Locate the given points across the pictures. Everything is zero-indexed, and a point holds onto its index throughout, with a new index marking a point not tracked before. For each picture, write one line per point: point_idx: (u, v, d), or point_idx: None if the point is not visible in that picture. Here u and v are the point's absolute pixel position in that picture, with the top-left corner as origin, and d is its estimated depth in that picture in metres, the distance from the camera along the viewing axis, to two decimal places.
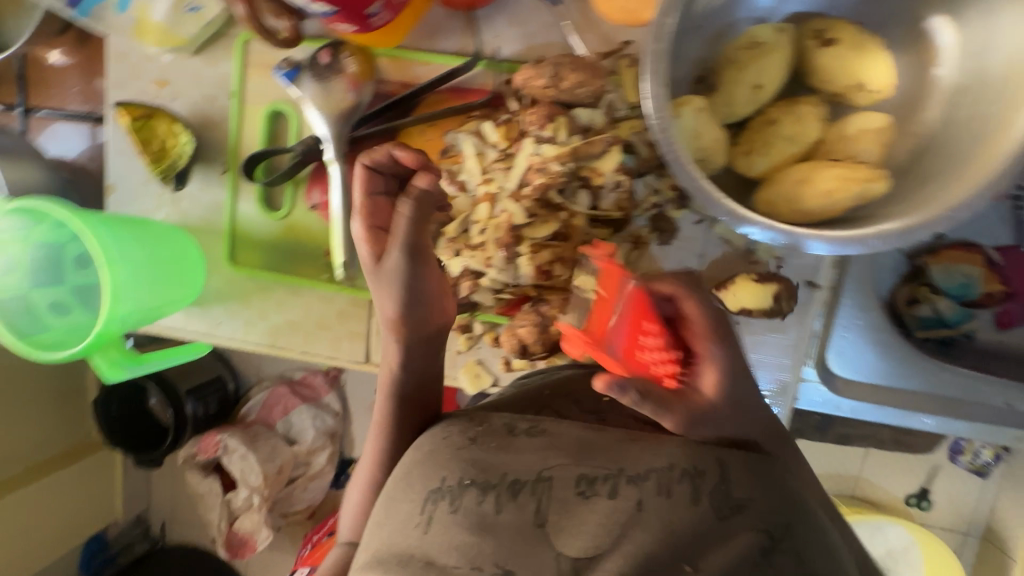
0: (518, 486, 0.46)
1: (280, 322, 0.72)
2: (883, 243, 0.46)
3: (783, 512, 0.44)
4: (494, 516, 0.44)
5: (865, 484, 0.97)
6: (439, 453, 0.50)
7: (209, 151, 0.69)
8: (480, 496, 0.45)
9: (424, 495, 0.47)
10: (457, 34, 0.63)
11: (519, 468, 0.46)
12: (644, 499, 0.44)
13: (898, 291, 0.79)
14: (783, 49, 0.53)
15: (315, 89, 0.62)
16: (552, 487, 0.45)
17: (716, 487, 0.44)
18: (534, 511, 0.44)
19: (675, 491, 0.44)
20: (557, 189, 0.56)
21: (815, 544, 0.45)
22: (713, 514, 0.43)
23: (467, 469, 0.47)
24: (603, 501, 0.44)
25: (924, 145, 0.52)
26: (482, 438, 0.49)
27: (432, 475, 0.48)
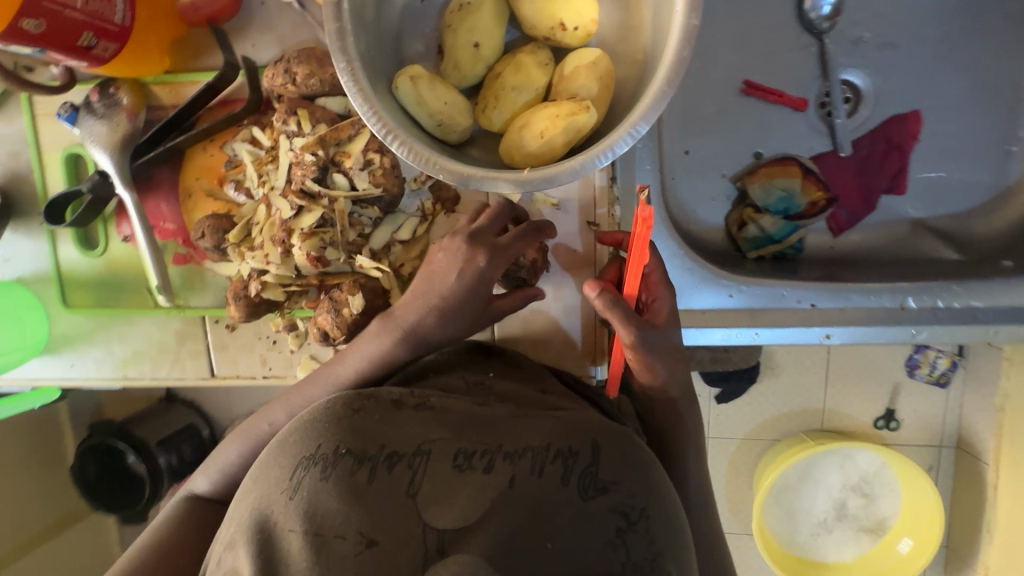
0: (394, 459, 0.47)
1: (127, 353, 0.75)
2: (585, 169, 0.48)
3: (643, 496, 0.48)
4: (367, 485, 0.46)
5: (831, 414, 0.94)
6: (320, 422, 0.50)
7: (26, 203, 0.72)
8: (355, 466, 0.47)
9: (296, 462, 0.48)
10: (217, 50, 0.65)
11: (399, 442, 0.48)
12: (517, 476, 0.47)
13: (730, 216, 0.81)
14: (489, 5, 0.55)
15: (95, 128, 0.65)
16: (428, 461, 0.47)
17: (585, 469, 0.48)
18: (407, 482, 0.46)
19: (545, 470, 0.47)
20: (313, 178, 0.58)
21: (665, 525, 0.48)
22: (578, 494, 0.47)
23: (344, 438, 0.48)
24: (477, 475, 0.47)
25: (639, 70, 0.54)
26: (367, 412, 0.51)
27: (309, 442, 0.49)
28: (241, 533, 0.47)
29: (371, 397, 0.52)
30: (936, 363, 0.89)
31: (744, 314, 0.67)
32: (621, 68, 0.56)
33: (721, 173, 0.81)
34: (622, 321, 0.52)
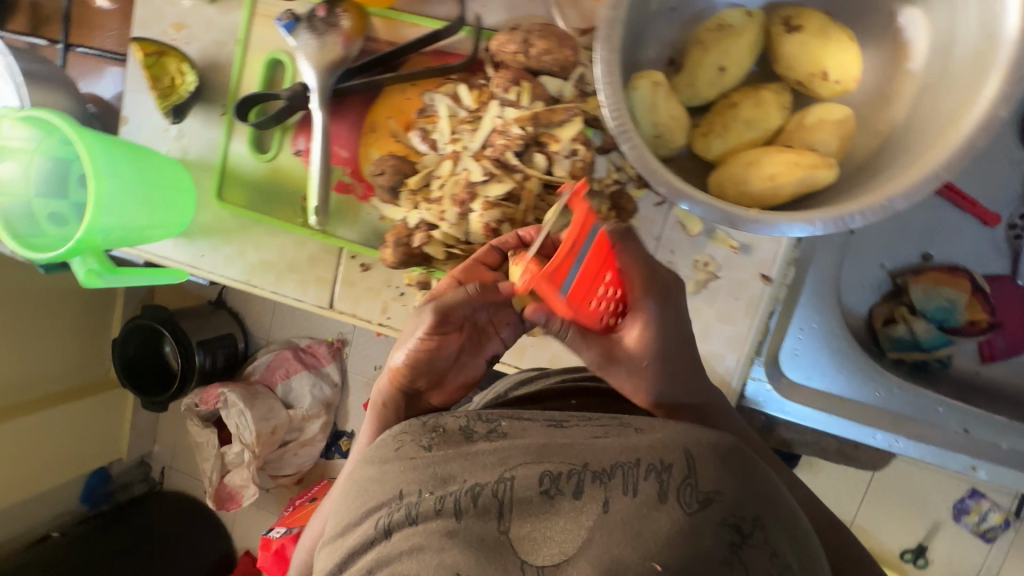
0: (475, 491, 0.41)
1: (255, 261, 0.76)
2: (820, 228, 0.46)
3: (770, 505, 0.37)
4: (450, 527, 0.40)
5: (860, 529, 1.02)
6: (396, 461, 0.46)
7: (213, 93, 0.75)
8: (437, 507, 0.41)
9: (377, 508, 0.44)
10: (447, 0, 0.66)
11: (479, 476, 0.42)
12: (611, 499, 0.37)
13: (876, 309, 0.76)
14: (751, 33, 0.53)
15: (311, 43, 0.64)
16: (511, 493, 0.40)
17: (686, 483, 0.36)
18: (496, 516, 0.40)
19: (640, 489, 0.37)
20: (515, 152, 0.57)
21: (808, 539, 0.38)
22: (684, 513, 0.35)
23: (425, 481, 0.43)
24: (566, 504, 0.38)
25: (884, 143, 0.52)
26: (444, 444, 0.46)
27: (391, 489, 0.44)
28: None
29: (446, 429, 0.47)
30: (986, 516, 0.96)
31: (887, 419, 0.63)
32: (863, 135, 0.54)
33: (883, 263, 0.76)
34: (578, 344, 0.49)
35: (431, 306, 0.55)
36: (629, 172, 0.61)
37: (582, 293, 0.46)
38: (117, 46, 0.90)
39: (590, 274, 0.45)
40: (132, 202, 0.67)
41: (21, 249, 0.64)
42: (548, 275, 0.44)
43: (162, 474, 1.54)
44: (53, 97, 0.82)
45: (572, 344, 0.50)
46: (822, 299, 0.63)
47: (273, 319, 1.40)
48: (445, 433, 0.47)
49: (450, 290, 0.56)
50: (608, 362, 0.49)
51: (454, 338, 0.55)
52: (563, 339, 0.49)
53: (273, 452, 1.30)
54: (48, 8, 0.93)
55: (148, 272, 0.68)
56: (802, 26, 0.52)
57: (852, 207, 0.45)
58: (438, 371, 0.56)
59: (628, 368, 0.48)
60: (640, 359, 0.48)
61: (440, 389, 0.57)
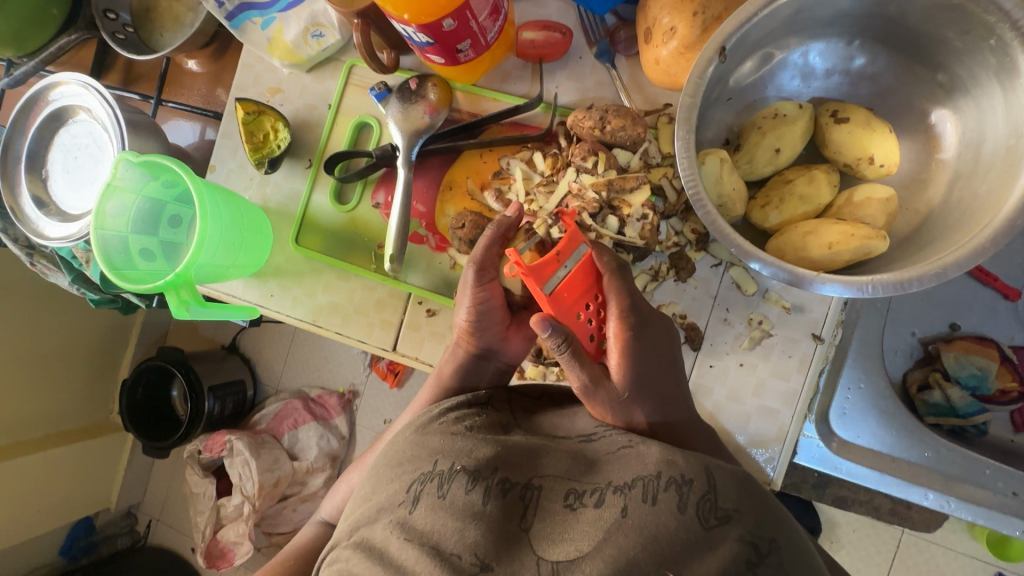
0: (507, 485, 0.45)
1: (324, 303, 0.80)
2: (882, 291, 0.51)
3: (769, 527, 0.42)
4: (480, 505, 0.43)
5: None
6: (435, 437, 0.50)
7: (300, 148, 0.82)
8: (468, 485, 0.45)
9: (414, 477, 0.47)
10: (525, 81, 0.75)
11: (512, 470, 0.46)
12: (630, 506, 0.42)
13: (911, 374, 0.80)
14: (803, 121, 0.60)
15: (398, 110, 0.73)
16: (540, 497, 0.45)
17: (703, 498, 0.42)
18: (520, 513, 0.43)
19: (659, 498, 0.42)
20: (590, 212, 0.65)
21: (800, 563, 0.42)
22: (698, 523, 0.41)
23: (458, 456, 0.47)
24: (589, 512, 0.42)
25: (924, 220, 0.58)
26: (480, 432, 0.50)
27: (427, 459, 0.48)
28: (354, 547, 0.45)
29: (482, 424, 0.52)
30: None
31: (937, 480, 0.68)
32: (903, 213, 0.61)
33: (914, 331, 0.81)
34: (573, 364, 0.53)
35: (482, 270, 0.62)
36: (688, 236, 0.67)
37: (569, 299, 0.57)
38: (202, 102, 0.97)
39: (577, 281, 0.57)
40: (223, 241, 0.72)
41: (118, 281, 0.68)
42: (534, 269, 0.55)
43: (147, 528, 1.43)
44: (148, 145, 0.85)
45: (568, 363, 0.53)
46: (868, 360, 0.70)
47: (284, 367, 1.39)
48: (484, 427, 0.52)
49: (490, 257, 0.62)
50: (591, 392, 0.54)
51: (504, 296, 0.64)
52: (560, 354, 0.53)
53: (271, 507, 1.25)
54: (142, 64, 1.00)
55: (228, 308, 0.72)
56: (848, 117, 0.60)
57: (913, 273, 0.51)
58: (499, 334, 0.65)
59: (609, 400, 0.53)
60: (622, 393, 0.54)
61: (501, 354, 0.66)
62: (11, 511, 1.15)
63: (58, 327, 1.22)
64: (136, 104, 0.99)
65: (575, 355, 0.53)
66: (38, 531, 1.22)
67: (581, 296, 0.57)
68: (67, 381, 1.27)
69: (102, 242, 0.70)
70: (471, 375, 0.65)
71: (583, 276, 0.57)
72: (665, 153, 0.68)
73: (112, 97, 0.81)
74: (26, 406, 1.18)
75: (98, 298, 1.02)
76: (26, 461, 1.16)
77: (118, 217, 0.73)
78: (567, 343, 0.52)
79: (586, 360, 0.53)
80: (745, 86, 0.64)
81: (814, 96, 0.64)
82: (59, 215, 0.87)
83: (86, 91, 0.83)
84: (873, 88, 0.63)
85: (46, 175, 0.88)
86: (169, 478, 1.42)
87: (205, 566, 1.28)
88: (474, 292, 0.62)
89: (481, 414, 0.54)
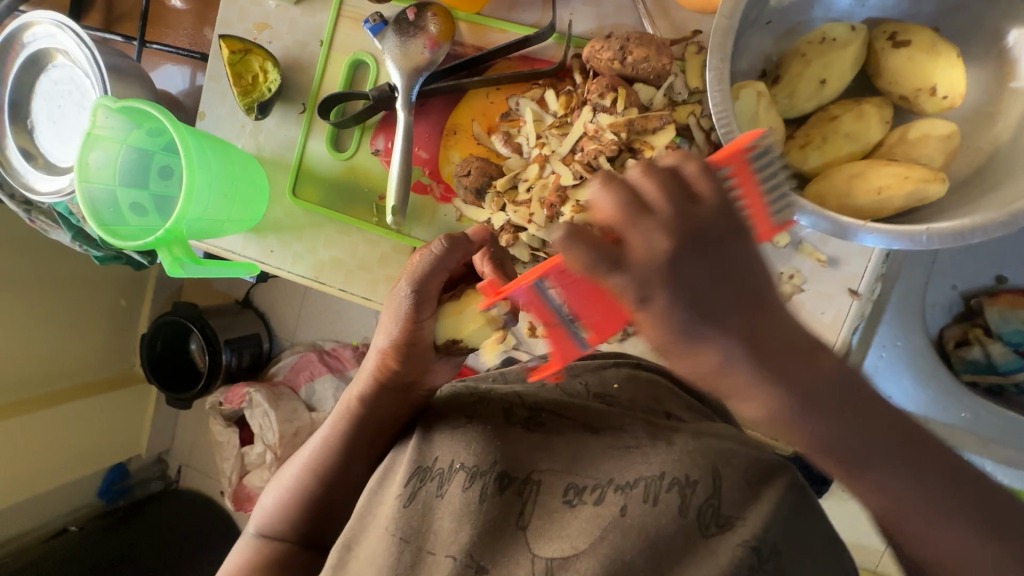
0: (506, 481, 0.43)
1: (326, 258, 0.76)
2: (938, 242, 0.45)
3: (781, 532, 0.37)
4: (477, 504, 0.42)
5: (890, 560, 1.00)
6: (433, 430, 0.48)
7: (293, 91, 0.76)
8: (467, 482, 0.43)
9: (413, 473, 0.45)
10: (536, 8, 0.67)
11: (512, 463, 0.44)
12: (629, 506, 0.40)
13: (948, 330, 0.74)
14: (855, 46, 0.53)
15: (395, 44, 0.66)
16: (539, 491, 0.42)
17: (705, 502, 0.39)
18: (518, 510, 0.41)
19: (660, 500, 0.40)
20: (607, 156, 0.58)
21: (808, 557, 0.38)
22: (696, 529, 0.38)
23: (458, 451, 0.45)
24: (588, 510, 0.40)
25: (988, 160, 0.52)
26: (482, 418, 0.48)
27: (424, 454, 0.46)
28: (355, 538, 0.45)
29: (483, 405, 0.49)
30: None
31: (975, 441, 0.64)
32: (964, 151, 0.54)
33: (955, 284, 0.74)
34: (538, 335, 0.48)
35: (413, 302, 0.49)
36: None
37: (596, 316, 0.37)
38: (188, 43, 0.90)
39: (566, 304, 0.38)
40: (215, 194, 0.68)
41: (109, 239, 0.65)
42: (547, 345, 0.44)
43: (178, 472, 1.50)
44: (132, 92, 0.79)
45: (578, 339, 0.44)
46: (907, 316, 0.66)
47: (299, 319, 1.38)
48: (487, 410, 0.48)
49: (432, 284, 0.49)
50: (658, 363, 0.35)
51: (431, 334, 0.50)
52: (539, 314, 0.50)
53: None
54: (122, 4, 0.93)
55: (225, 265, 0.69)
56: (908, 40, 0.52)
57: (975, 222, 0.45)
58: (422, 368, 0.51)
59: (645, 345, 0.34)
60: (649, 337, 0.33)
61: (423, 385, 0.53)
62: (53, 457, 1.19)
63: (75, 282, 1.21)
64: (120, 48, 0.93)
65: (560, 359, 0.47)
66: (72, 478, 1.26)
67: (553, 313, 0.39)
68: (86, 336, 1.26)
69: (90, 197, 0.67)
70: (393, 409, 0.53)
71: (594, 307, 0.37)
72: (692, 88, 0.60)
73: (89, 37, 0.75)
74: (51, 358, 1.19)
75: (102, 255, 0.99)
76: (58, 410, 1.18)
77: (103, 169, 0.69)
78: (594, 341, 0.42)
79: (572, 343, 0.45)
80: (788, 7, 0.56)
81: (869, 16, 0.56)
82: (48, 169, 0.83)
83: (60, 31, 0.76)
84: (939, 5, 0.54)
85: (31, 126, 0.84)
86: (196, 427, 1.46)
87: (235, 508, 1.32)
88: (409, 325, 0.49)
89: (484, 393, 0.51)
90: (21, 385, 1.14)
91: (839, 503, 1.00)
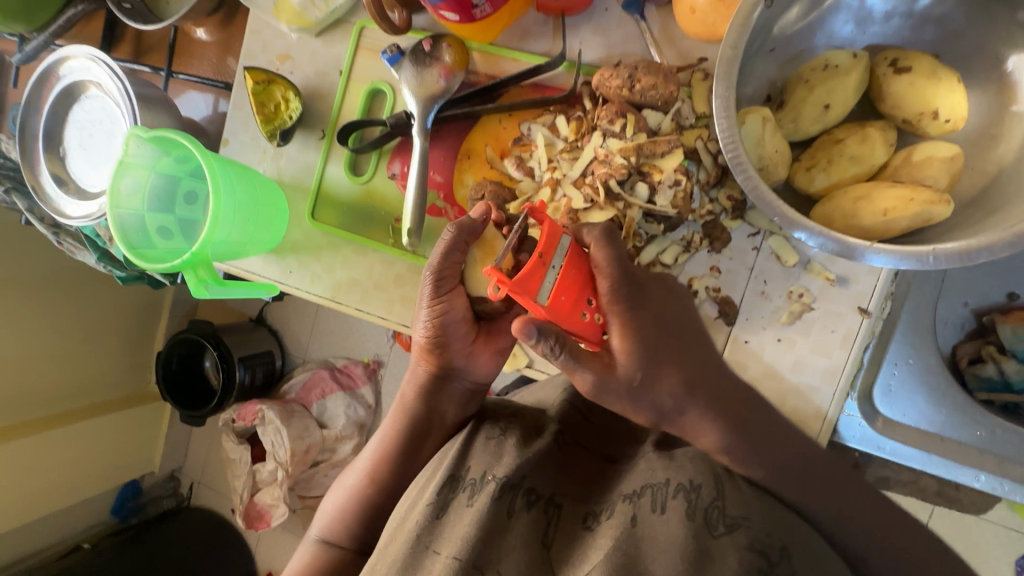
0: (532, 496, 0.50)
1: (343, 279, 0.78)
2: (944, 262, 0.46)
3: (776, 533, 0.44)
4: (507, 517, 0.48)
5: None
6: (468, 446, 0.55)
7: (313, 118, 0.79)
8: (498, 492, 0.49)
9: (448, 482, 0.52)
10: (546, 37, 0.69)
11: (539, 482, 0.51)
12: (639, 515, 0.46)
13: (962, 347, 0.74)
14: (858, 72, 0.54)
15: (412, 73, 0.69)
16: (560, 514, 0.49)
17: (710, 505, 0.46)
18: (543, 529, 0.48)
19: (668, 506, 0.46)
20: (617, 179, 0.60)
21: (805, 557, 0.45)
22: (706, 530, 0.44)
23: (492, 466, 0.52)
24: (602, 524, 0.47)
25: (991, 182, 0.53)
26: (512, 439, 0.56)
27: (458, 466, 0.53)
28: (394, 547, 0.49)
29: (513, 430, 0.58)
30: None
31: (992, 461, 0.64)
32: (970, 173, 0.55)
33: (966, 301, 0.75)
34: (573, 367, 0.48)
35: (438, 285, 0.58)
36: (724, 203, 0.62)
37: (570, 300, 0.50)
38: (212, 73, 0.94)
39: (570, 281, 0.50)
40: (238, 218, 0.70)
41: (137, 261, 0.67)
42: (521, 282, 0.47)
43: (190, 490, 1.50)
44: (160, 120, 0.83)
45: (566, 365, 0.48)
46: (918, 333, 0.66)
47: (311, 337, 1.40)
48: (516, 435, 0.57)
49: (449, 264, 0.58)
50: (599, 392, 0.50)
51: (467, 308, 0.61)
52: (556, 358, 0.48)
53: (303, 472, 1.28)
54: (151, 35, 0.97)
55: (246, 285, 0.71)
56: (909, 66, 0.53)
57: (981, 242, 0.46)
58: (465, 347, 0.62)
59: (623, 390, 0.49)
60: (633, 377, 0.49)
61: (468, 372, 0.63)
62: (69, 474, 1.21)
63: (96, 301, 1.25)
64: (147, 77, 0.97)
65: (574, 358, 0.48)
66: (87, 495, 1.27)
67: (580, 295, 0.51)
68: (106, 354, 1.29)
69: (120, 222, 0.70)
70: (439, 399, 0.64)
71: (574, 273, 0.51)
72: (699, 113, 0.62)
73: (121, 70, 0.79)
74: (70, 375, 1.22)
75: (124, 276, 1.02)
76: (76, 427, 1.20)
77: (133, 194, 0.72)
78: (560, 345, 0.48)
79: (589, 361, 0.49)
80: (791, 36, 0.58)
81: (870, 43, 0.58)
82: (78, 193, 0.87)
83: (94, 64, 0.80)
84: (939, 32, 0.56)
85: (63, 153, 0.88)
86: (209, 444, 1.47)
87: (245, 526, 1.32)
88: (438, 306, 0.60)
89: (512, 421, 0.59)
90: (39, 402, 1.17)
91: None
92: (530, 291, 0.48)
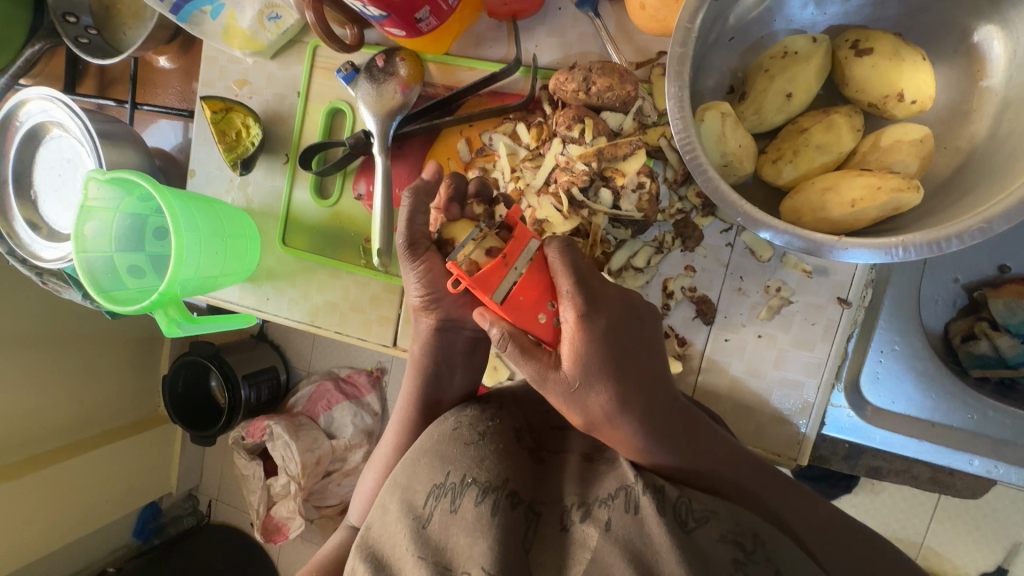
0: (515, 499, 0.49)
1: (320, 302, 0.78)
2: (915, 253, 0.44)
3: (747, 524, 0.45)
4: (489, 516, 0.47)
5: (929, 552, 0.97)
6: (448, 445, 0.53)
7: (276, 142, 0.77)
8: (479, 497, 0.48)
9: (427, 488, 0.50)
10: (501, 42, 0.68)
11: (521, 486, 0.50)
12: (612, 519, 0.46)
13: (954, 324, 0.71)
14: (819, 58, 0.52)
15: (368, 90, 0.67)
16: (539, 521, 0.48)
17: (678, 501, 0.46)
18: (523, 535, 0.47)
19: (640, 506, 0.46)
20: (580, 187, 0.59)
21: (789, 557, 0.44)
22: (679, 526, 0.44)
23: (470, 467, 0.50)
24: (576, 528, 0.47)
25: (966, 161, 0.51)
26: (494, 437, 0.53)
27: (438, 470, 0.51)
28: (371, 544, 0.51)
29: (498, 423, 0.55)
30: None
31: (983, 444, 0.63)
32: (942, 153, 0.53)
33: (956, 276, 0.71)
34: (517, 359, 0.48)
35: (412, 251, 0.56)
36: (693, 201, 0.61)
37: (529, 302, 0.49)
38: (178, 101, 0.92)
39: (532, 282, 0.49)
40: (205, 252, 0.70)
41: (107, 305, 0.67)
42: (480, 279, 0.48)
43: (209, 506, 1.51)
44: (126, 154, 0.81)
45: (514, 358, 0.48)
46: (903, 317, 0.64)
47: (313, 350, 1.40)
48: (498, 430, 0.55)
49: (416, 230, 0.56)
50: (541, 382, 0.49)
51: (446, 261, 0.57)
52: (504, 352, 0.49)
53: (317, 483, 1.27)
54: (113, 69, 0.96)
55: (222, 319, 0.71)
56: (871, 48, 0.51)
57: (950, 230, 0.44)
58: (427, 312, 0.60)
59: (561, 390, 0.48)
60: (571, 380, 0.48)
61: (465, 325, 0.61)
62: (84, 502, 1.21)
63: (97, 331, 1.23)
64: (114, 112, 0.95)
65: (519, 351, 0.48)
66: (106, 521, 1.28)
67: (539, 297, 0.50)
68: (113, 382, 1.28)
69: (87, 266, 0.69)
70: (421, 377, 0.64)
71: (537, 276, 0.50)
72: (661, 110, 0.61)
73: (78, 107, 0.77)
74: (80, 407, 1.21)
75: None
76: (88, 457, 1.20)
77: (99, 237, 0.71)
78: (509, 339, 0.48)
79: (534, 353, 0.48)
80: (749, 23, 0.56)
81: (831, 25, 0.55)
82: (51, 236, 0.86)
83: (53, 105, 0.79)
84: (902, 7, 0.54)
85: (35, 197, 0.87)
86: (222, 462, 1.47)
87: (264, 540, 1.32)
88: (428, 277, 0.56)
89: (495, 419, 0.56)
90: (46, 435, 1.16)
91: (871, 496, 0.98)
92: (488, 288, 0.48)
